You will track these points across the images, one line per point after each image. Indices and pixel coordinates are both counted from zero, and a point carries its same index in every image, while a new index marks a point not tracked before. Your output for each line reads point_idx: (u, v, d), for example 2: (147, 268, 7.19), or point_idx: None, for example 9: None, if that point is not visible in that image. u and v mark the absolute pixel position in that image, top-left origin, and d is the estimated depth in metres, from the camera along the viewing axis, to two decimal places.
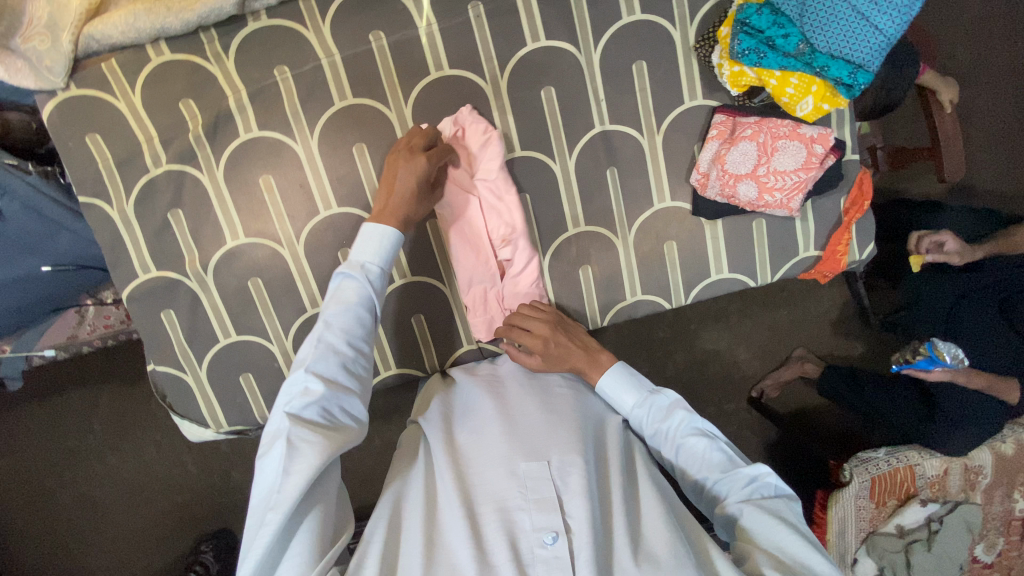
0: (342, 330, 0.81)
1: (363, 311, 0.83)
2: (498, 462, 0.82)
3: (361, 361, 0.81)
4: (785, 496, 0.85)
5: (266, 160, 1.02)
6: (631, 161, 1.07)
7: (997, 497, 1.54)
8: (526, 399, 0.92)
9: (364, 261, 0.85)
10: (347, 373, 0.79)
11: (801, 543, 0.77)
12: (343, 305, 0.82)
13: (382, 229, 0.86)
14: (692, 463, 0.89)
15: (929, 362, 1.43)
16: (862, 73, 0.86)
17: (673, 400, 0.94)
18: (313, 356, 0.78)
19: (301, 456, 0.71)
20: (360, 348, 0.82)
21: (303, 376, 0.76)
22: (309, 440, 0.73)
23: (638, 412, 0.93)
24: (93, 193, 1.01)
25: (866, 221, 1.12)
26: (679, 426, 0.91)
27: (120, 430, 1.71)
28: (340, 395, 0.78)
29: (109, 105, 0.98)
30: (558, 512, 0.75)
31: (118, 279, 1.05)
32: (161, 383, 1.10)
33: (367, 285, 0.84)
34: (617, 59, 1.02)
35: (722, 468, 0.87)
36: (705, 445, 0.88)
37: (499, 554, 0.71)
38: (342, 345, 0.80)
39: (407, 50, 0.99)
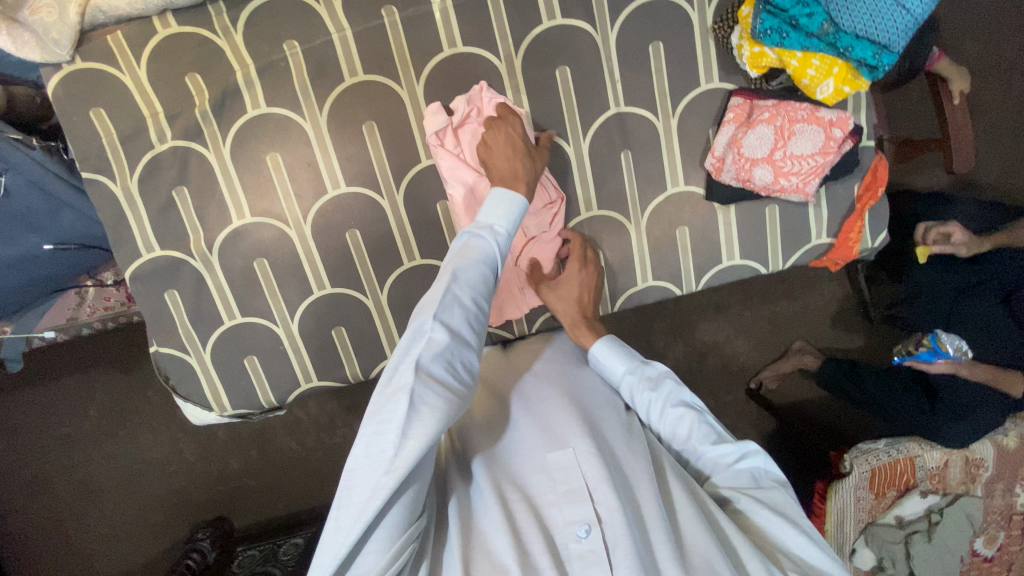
0: (469, 281, 0.70)
1: (490, 267, 0.73)
2: (522, 455, 0.79)
3: (483, 320, 0.71)
4: (774, 480, 0.83)
5: (274, 138, 1.00)
6: (645, 145, 1.05)
7: (998, 491, 1.55)
8: (545, 389, 0.90)
9: (493, 220, 0.76)
10: (471, 330, 0.69)
11: (803, 541, 0.75)
12: (472, 257, 0.72)
13: (512, 194, 0.79)
14: (679, 435, 0.87)
15: (932, 354, 1.44)
16: (887, 54, 0.84)
17: (662, 370, 0.92)
18: (440, 304, 0.66)
19: (424, 415, 0.61)
20: (484, 304, 0.71)
21: (429, 324, 0.65)
22: (433, 398, 0.62)
23: (629, 378, 0.92)
24: (97, 168, 0.98)
25: (879, 208, 1.11)
26: (666, 398, 0.89)
27: (118, 416, 1.68)
28: (463, 353, 0.67)
29: (113, 78, 0.96)
30: (588, 502, 0.72)
31: (121, 258, 1.02)
32: (164, 366, 1.08)
33: (495, 243, 0.74)
34: (633, 40, 1.01)
35: (712, 440, 0.85)
36: (692, 418, 0.86)
37: (536, 545, 0.69)
38: (470, 298, 0.69)
39: (420, 26, 0.97)
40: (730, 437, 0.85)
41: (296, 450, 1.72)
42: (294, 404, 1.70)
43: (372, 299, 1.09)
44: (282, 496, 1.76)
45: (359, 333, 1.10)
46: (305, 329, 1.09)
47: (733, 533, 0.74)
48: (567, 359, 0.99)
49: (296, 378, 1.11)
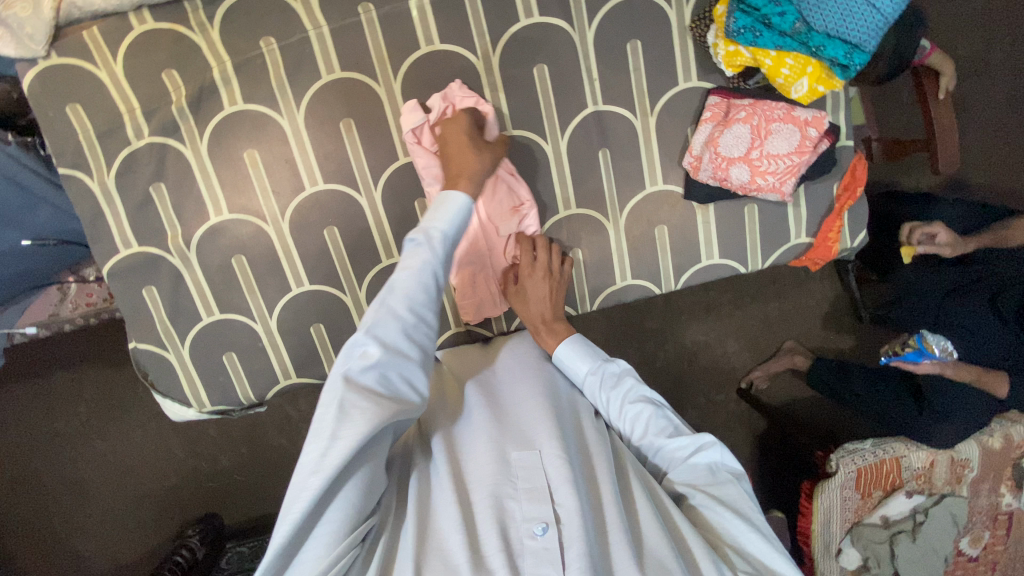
0: (405, 293, 0.73)
1: (429, 277, 0.76)
2: (485, 451, 0.79)
3: (424, 329, 0.74)
4: (730, 472, 0.83)
5: (250, 134, 1.00)
6: (624, 143, 1.05)
7: (983, 490, 1.55)
8: (517, 387, 0.91)
9: (431, 228, 0.79)
10: (408, 340, 0.72)
11: (754, 536, 0.75)
12: (410, 270, 0.75)
13: (454, 198, 0.82)
14: (636, 431, 0.87)
15: (918, 354, 1.44)
16: (858, 54, 0.85)
17: (624, 368, 0.94)
18: (374, 318, 0.71)
19: (350, 421, 0.64)
20: (423, 316, 0.74)
21: (362, 337, 0.69)
22: (363, 404, 0.65)
23: (591, 377, 0.93)
24: (74, 164, 0.98)
25: (858, 207, 1.11)
26: (625, 395, 0.90)
27: (106, 413, 1.69)
28: (401, 362, 0.70)
29: (89, 73, 0.96)
30: (549, 502, 0.73)
31: (99, 254, 1.02)
32: (142, 362, 1.08)
33: (434, 253, 0.77)
34: (612, 37, 1.00)
35: (667, 434, 0.85)
36: (649, 413, 0.87)
37: (490, 545, 0.69)
38: (406, 309, 0.72)
39: (397, 23, 0.97)
40: (687, 430, 0.85)
41: (285, 447, 1.72)
42: (283, 401, 1.70)
43: (350, 296, 1.09)
44: (270, 493, 1.76)
45: (338, 330, 1.10)
46: (284, 325, 1.09)
47: (687, 533, 0.74)
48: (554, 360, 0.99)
49: (275, 375, 1.12)
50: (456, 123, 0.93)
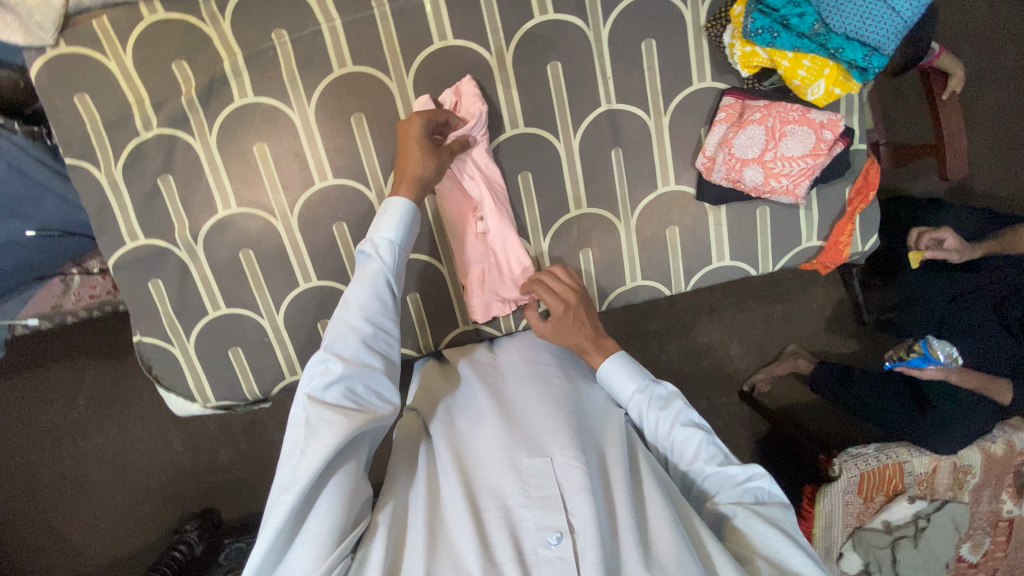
0: (359, 306, 0.79)
1: (381, 288, 0.81)
2: (500, 460, 0.79)
3: (382, 337, 0.80)
4: (779, 502, 0.84)
5: (260, 127, 0.99)
6: (636, 143, 1.05)
7: (985, 497, 1.54)
8: (525, 392, 0.91)
9: (376, 238, 0.84)
10: (368, 349, 0.77)
11: (799, 558, 0.75)
12: (361, 284, 0.81)
13: (397, 203, 0.86)
14: (685, 454, 0.87)
15: (923, 360, 1.43)
16: (877, 56, 0.84)
17: (671, 391, 0.92)
18: (332, 336, 0.77)
19: (318, 436, 0.69)
20: (380, 325, 0.80)
21: (322, 355, 0.75)
22: (328, 417, 0.71)
23: (639, 398, 0.90)
24: (80, 154, 0.97)
25: (870, 211, 1.11)
26: (676, 418, 0.89)
27: (106, 406, 1.68)
28: (363, 373, 0.75)
29: (98, 63, 0.94)
30: (561, 511, 0.73)
31: (105, 246, 1.01)
32: (147, 355, 1.07)
33: (381, 262, 0.83)
34: (626, 36, 1.00)
35: (718, 461, 0.85)
36: (700, 438, 0.86)
37: (504, 553, 0.70)
38: (361, 321, 0.78)
39: (410, 17, 0.96)
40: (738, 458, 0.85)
41: None
42: (285, 398, 1.69)
43: None
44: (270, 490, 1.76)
45: None
46: (290, 321, 1.08)
47: (707, 537, 0.75)
48: (574, 370, 0.99)
49: (281, 370, 1.11)
50: (407, 127, 0.91)
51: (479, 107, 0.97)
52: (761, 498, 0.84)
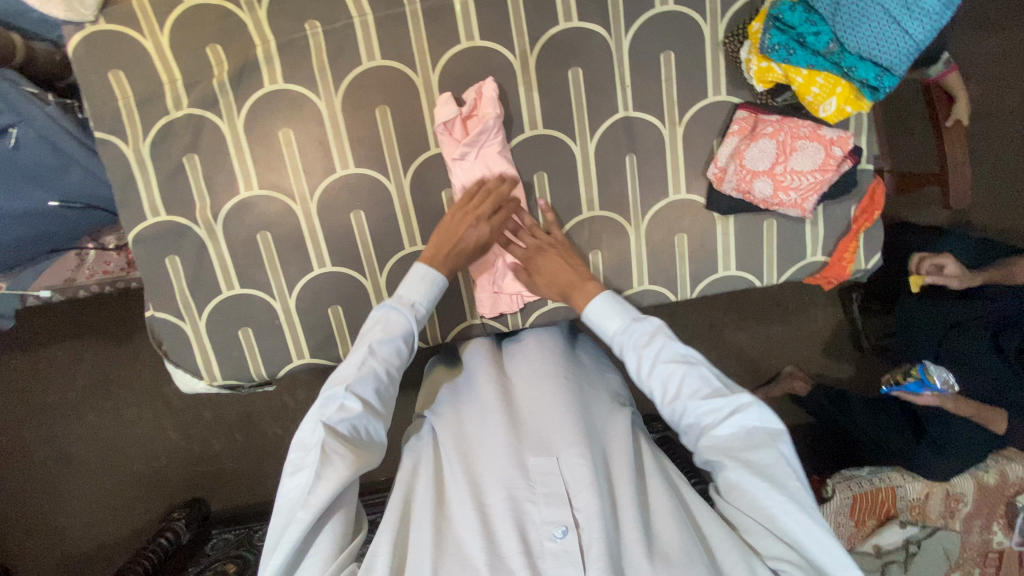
0: (383, 355, 0.89)
1: (402, 343, 0.91)
2: (503, 456, 0.80)
3: (391, 388, 0.89)
4: (770, 431, 0.82)
5: (287, 114, 1.02)
6: (650, 150, 1.08)
7: (975, 526, 1.55)
8: (531, 387, 0.91)
9: (413, 300, 0.94)
10: (379, 397, 0.87)
11: (788, 506, 0.76)
12: (387, 335, 0.90)
13: (433, 274, 0.96)
14: (669, 391, 0.87)
15: (918, 386, 1.49)
16: (888, 77, 0.87)
17: (656, 327, 0.91)
18: (355, 376, 0.85)
19: (333, 465, 0.77)
20: (393, 376, 0.89)
21: (342, 393, 0.83)
22: (341, 449, 0.79)
23: (620, 336, 0.93)
24: (110, 129, 1.00)
25: (874, 231, 1.14)
26: (658, 352, 0.89)
27: (103, 387, 1.68)
28: (372, 416, 0.85)
29: (135, 42, 0.98)
30: (567, 506, 0.75)
31: (127, 220, 1.04)
32: (158, 331, 1.09)
33: (410, 321, 0.92)
34: (645, 46, 1.03)
35: (703, 395, 0.85)
36: (684, 373, 0.86)
37: (509, 548, 0.72)
38: (382, 371, 0.88)
39: (439, 16, 1.00)
40: (725, 390, 0.84)
41: (280, 435, 1.71)
42: (281, 389, 1.69)
43: (371, 281, 1.10)
44: (261, 482, 1.75)
45: (355, 314, 1.10)
46: (302, 305, 1.09)
47: (710, 528, 0.77)
48: (577, 368, 0.98)
49: (288, 353, 1.12)
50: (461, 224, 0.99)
51: (496, 112, 1.00)
52: (751, 427, 0.83)
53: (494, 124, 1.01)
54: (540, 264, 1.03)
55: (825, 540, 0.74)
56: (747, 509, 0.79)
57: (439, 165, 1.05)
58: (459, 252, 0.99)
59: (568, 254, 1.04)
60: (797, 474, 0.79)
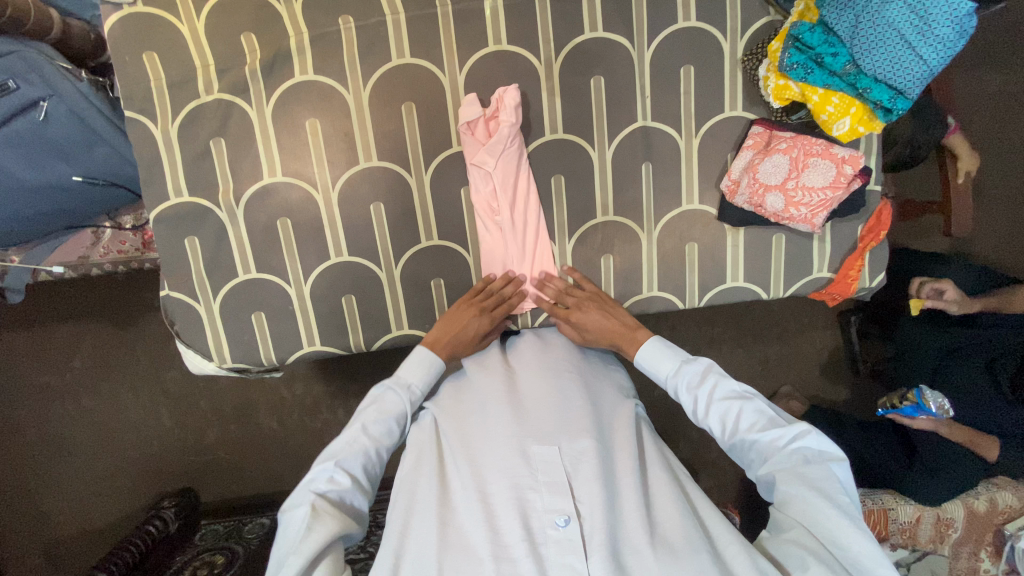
0: (376, 432, 0.88)
1: (395, 424, 0.90)
2: (507, 448, 0.81)
3: (378, 468, 0.88)
4: (830, 457, 0.82)
5: (315, 104, 1.04)
6: (666, 160, 1.11)
7: (964, 553, 1.55)
8: (535, 382, 0.92)
9: (410, 380, 0.94)
10: (366, 476, 0.85)
11: (830, 509, 0.75)
12: (383, 415, 0.89)
13: (431, 358, 0.96)
14: (727, 426, 0.89)
15: (915, 408, 1.53)
16: (901, 99, 0.90)
17: (707, 365, 0.95)
18: (346, 451, 0.84)
19: (320, 529, 0.74)
20: (381, 456, 0.88)
21: (332, 466, 0.82)
22: (328, 515, 0.76)
23: (675, 377, 0.96)
24: (140, 109, 1.02)
25: (879, 249, 1.16)
26: (711, 390, 0.92)
27: (102, 369, 1.68)
28: (357, 493, 0.83)
29: (172, 26, 1.00)
30: (570, 496, 0.76)
31: (149, 199, 1.05)
32: (172, 310, 1.10)
33: (406, 401, 0.92)
34: (667, 60, 1.06)
35: (760, 427, 0.86)
36: (738, 408, 0.88)
37: (512, 535, 0.73)
38: (372, 449, 0.87)
39: (469, 19, 1.03)
40: (782, 420, 0.86)
41: (276, 428, 1.70)
42: (281, 382, 1.69)
43: (385, 273, 1.11)
44: (251, 476, 1.74)
45: (368, 304, 1.12)
46: (316, 292, 1.11)
47: (711, 520, 0.78)
48: (585, 365, 0.99)
49: (299, 340, 1.13)
50: (462, 313, 1.02)
51: (517, 118, 1.03)
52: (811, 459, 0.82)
53: (515, 126, 1.03)
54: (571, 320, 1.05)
55: (864, 544, 0.73)
56: (792, 515, 0.78)
57: (460, 163, 1.08)
58: (466, 337, 1.00)
59: (605, 305, 1.06)
60: (853, 498, 0.79)
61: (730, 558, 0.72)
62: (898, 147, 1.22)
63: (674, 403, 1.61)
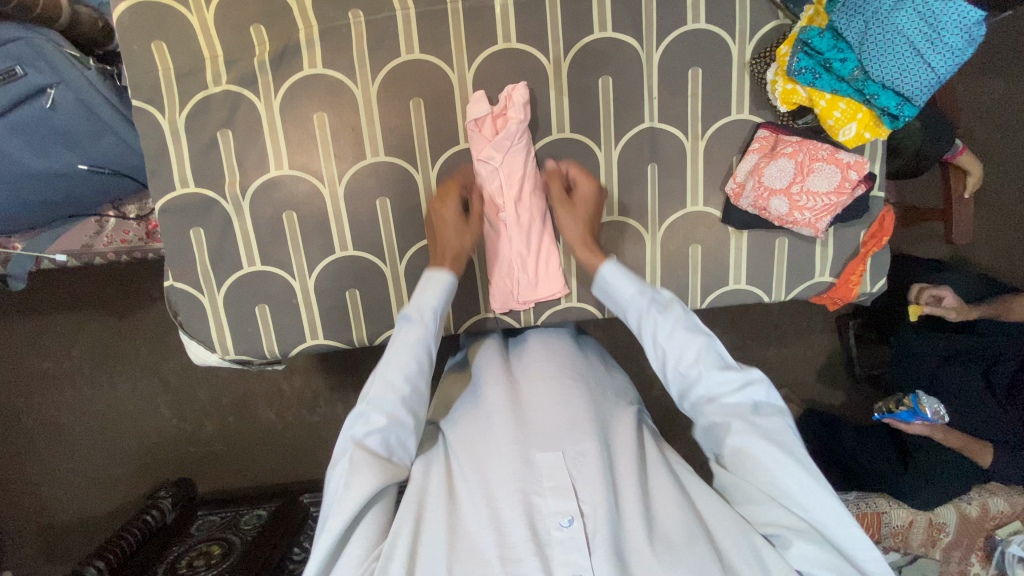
0: (404, 366, 0.85)
1: (422, 354, 0.88)
2: (511, 451, 0.81)
3: (419, 398, 0.86)
4: (775, 408, 0.83)
5: (323, 97, 1.04)
6: (671, 162, 1.11)
7: (955, 557, 1.56)
8: (537, 386, 0.92)
9: (425, 307, 0.92)
10: (406, 408, 0.83)
11: (786, 464, 0.77)
12: (405, 347, 0.88)
13: (433, 275, 0.95)
14: (683, 359, 0.87)
15: (911, 414, 1.51)
16: (908, 107, 0.91)
17: (672, 297, 0.93)
18: (374, 391, 0.84)
19: (362, 472, 0.76)
20: (418, 386, 0.86)
21: (365, 408, 0.82)
22: (365, 467, 0.76)
23: (639, 301, 0.93)
24: (148, 99, 1.02)
25: (881, 255, 1.17)
26: (675, 321, 0.89)
27: (102, 357, 1.68)
28: (397, 427, 0.82)
29: (181, 16, 1.00)
30: (574, 497, 0.77)
31: (156, 189, 1.05)
32: (176, 300, 1.10)
33: (425, 332, 0.89)
34: (675, 62, 1.07)
35: (719, 367, 0.86)
36: (702, 344, 0.87)
37: (518, 536, 0.74)
38: (402, 381, 0.84)
39: (479, 16, 1.03)
40: (738, 365, 0.86)
41: (275, 420, 1.71)
42: (281, 374, 1.69)
43: (390, 267, 1.11)
44: (249, 467, 1.74)
45: (372, 299, 1.12)
46: (321, 286, 1.11)
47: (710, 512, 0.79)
48: (583, 366, 0.99)
49: (303, 333, 1.13)
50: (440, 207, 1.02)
51: (523, 116, 1.03)
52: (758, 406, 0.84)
53: (523, 125, 1.04)
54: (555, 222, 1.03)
55: (820, 505, 0.75)
56: (748, 475, 0.79)
57: (467, 160, 1.08)
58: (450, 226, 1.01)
59: (592, 203, 1.05)
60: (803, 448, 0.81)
61: (733, 555, 0.74)
62: (903, 157, 1.22)
63: (672, 403, 1.62)
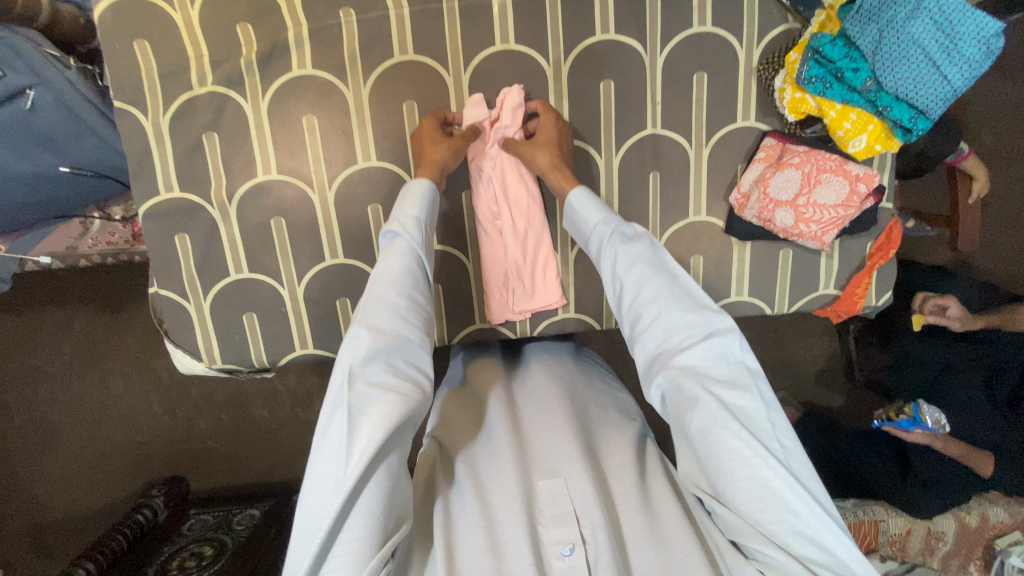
0: (391, 279, 0.77)
1: (411, 263, 0.80)
2: (511, 475, 0.79)
3: (416, 311, 0.76)
4: (743, 367, 0.73)
5: (313, 99, 1.00)
6: (674, 170, 1.07)
7: (952, 566, 1.54)
8: (538, 410, 0.91)
9: (404, 215, 0.85)
10: (403, 322, 0.74)
11: (744, 438, 0.66)
12: (389, 259, 0.80)
13: (418, 182, 0.90)
14: (639, 294, 0.79)
15: (911, 422, 1.51)
16: (921, 120, 0.88)
17: (642, 232, 0.86)
18: (364, 310, 0.73)
19: (379, 400, 0.66)
20: (414, 299, 0.77)
21: (356, 331, 0.71)
22: (379, 397, 0.67)
23: (601, 227, 0.87)
24: (130, 100, 0.98)
25: (887, 269, 1.14)
26: (638, 253, 0.82)
27: (90, 356, 1.64)
28: (399, 345, 0.71)
29: (164, 13, 0.95)
30: (575, 523, 0.74)
31: (139, 193, 1.02)
32: (160, 308, 1.07)
33: (410, 239, 0.83)
34: (679, 66, 1.03)
35: (679, 308, 0.77)
36: (662, 279, 0.79)
37: (518, 564, 0.70)
38: (394, 295, 0.75)
39: (476, 16, 0.99)
40: (704, 311, 0.76)
41: (268, 420, 1.68)
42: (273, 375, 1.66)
43: None
44: (241, 468, 1.71)
45: None
46: (310, 294, 1.08)
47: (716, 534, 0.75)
48: (576, 386, 0.97)
49: (292, 342, 1.10)
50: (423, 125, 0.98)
51: (518, 121, 1.01)
52: (723, 360, 0.74)
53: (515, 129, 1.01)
54: (525, 153, 0.98)
55: (797, 501, 0.64)
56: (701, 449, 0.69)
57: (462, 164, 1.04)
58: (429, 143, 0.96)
59: (562, 130, 0.99)
60: (777, 424, 0.69)
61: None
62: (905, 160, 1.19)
63: None
